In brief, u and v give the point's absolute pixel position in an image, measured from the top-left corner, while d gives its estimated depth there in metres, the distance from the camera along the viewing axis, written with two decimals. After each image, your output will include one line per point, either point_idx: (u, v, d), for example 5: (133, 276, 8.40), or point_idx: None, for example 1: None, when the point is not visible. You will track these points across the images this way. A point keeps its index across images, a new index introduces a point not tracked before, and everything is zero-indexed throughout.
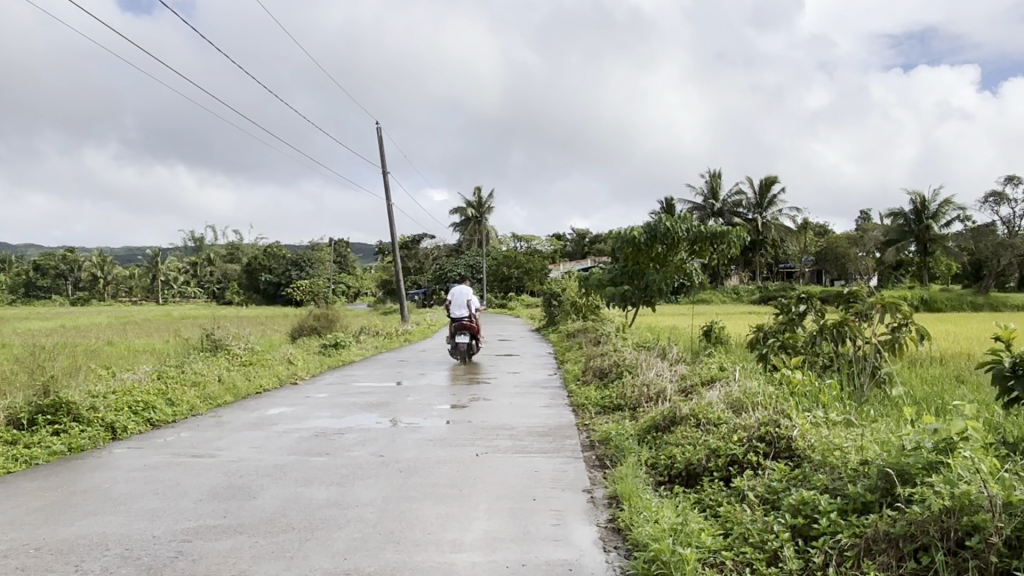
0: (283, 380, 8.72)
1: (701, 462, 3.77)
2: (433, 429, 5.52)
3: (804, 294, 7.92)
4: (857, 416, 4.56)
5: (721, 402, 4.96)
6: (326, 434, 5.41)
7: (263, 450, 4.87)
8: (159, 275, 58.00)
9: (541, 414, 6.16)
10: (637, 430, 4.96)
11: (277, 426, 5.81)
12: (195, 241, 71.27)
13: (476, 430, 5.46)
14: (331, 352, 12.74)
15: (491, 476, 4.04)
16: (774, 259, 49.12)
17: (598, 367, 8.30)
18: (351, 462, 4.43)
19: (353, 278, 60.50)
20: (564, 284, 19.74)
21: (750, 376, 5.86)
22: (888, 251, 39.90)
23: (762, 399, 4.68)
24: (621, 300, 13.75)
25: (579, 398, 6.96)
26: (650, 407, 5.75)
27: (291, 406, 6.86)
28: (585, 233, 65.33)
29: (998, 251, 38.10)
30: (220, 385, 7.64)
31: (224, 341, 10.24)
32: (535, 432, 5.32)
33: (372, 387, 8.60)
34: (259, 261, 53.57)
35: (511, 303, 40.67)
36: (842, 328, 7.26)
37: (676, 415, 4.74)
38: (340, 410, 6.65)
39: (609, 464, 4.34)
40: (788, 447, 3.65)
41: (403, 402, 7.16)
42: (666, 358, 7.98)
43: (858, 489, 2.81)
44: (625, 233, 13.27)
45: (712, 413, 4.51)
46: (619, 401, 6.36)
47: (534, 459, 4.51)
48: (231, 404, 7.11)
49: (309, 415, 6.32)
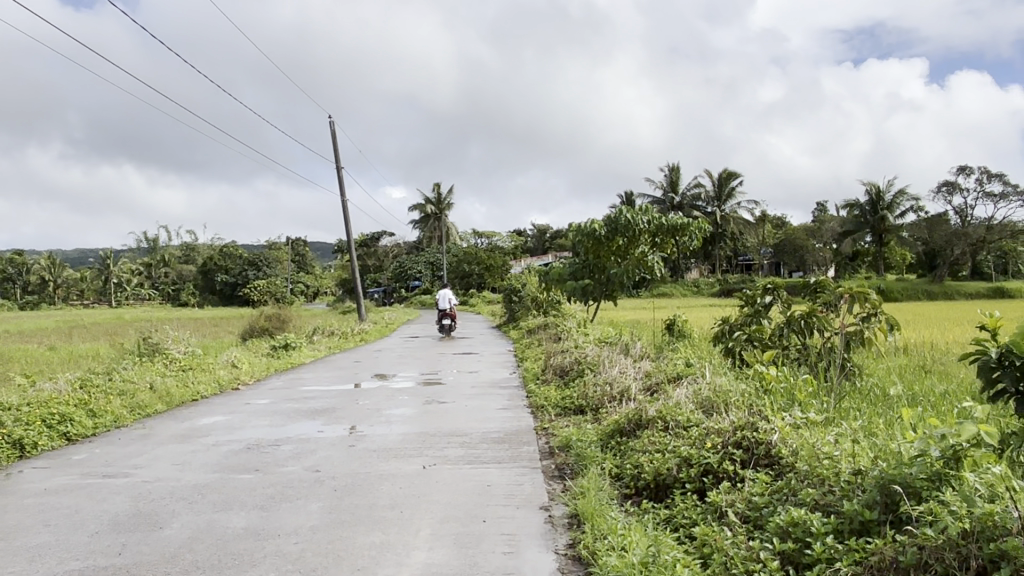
0: (223, 386, 8.16)
1: (671, 472, 3.38)
2: (380, 438, 5.07)
3: (769, 284, 7.45)
4: (836, 414, 4.20)
5: (690, 402, 4.57)
6: (259, 446, 4.91)
7: (185, 467, 4.37)
8: (111, 276, 56.44)
9: (497, 418, 5.74)
10: (599, 434, 4.56)
11: (206, 438, 5.29)
12: (149, 241, 69.49)
13: (426, 437, 5.02)
14: (282, 354, 12.16)
15: (438, 492, 3.60)
16: (733, 252, 49.35)
17: (558, 364, 7.90)
18: (282, 481, 3.95)
19: (312, 278, 59.47)
20: (524, 280, 19.36)
21: (719, 372, 5.50)
22: (845, 242, 40.23)
23: (734, 398, 4.31)
24: (582, 294, 13.42)
25: (539, 399, 6.53)
26: (613, 408, 5.35)
27: (227, 415, 6.33)
28: (546, 229, 65.10)
29: (952, 241, 38.61)
30: (152, 393, 7.06)
31: (162, 344, 9.63)
32: (490, 439, 4.88)
33: (320, 391, 8.08)
34: (214, 261, 52.38)
35: (472, 301, 40.20)
36: (810, 318, 6.95)
37: (641, 419, 4.35)
38: (280, 418, 6.14)
39: (569, 474, 3.92)
40: (767, 453, 3.26)
41: (351, 407, 6.68)
42: (630, 354, 7.60)
43: (855, 506, 2.44)
44: (584, 226, 12.89)
45: (680, 414, 4.12)
46: (581, 402, 5.96)
47: (488, 471, 4.07)
48: (162, 414, 6.55)
49: (244, 425, 5.80)
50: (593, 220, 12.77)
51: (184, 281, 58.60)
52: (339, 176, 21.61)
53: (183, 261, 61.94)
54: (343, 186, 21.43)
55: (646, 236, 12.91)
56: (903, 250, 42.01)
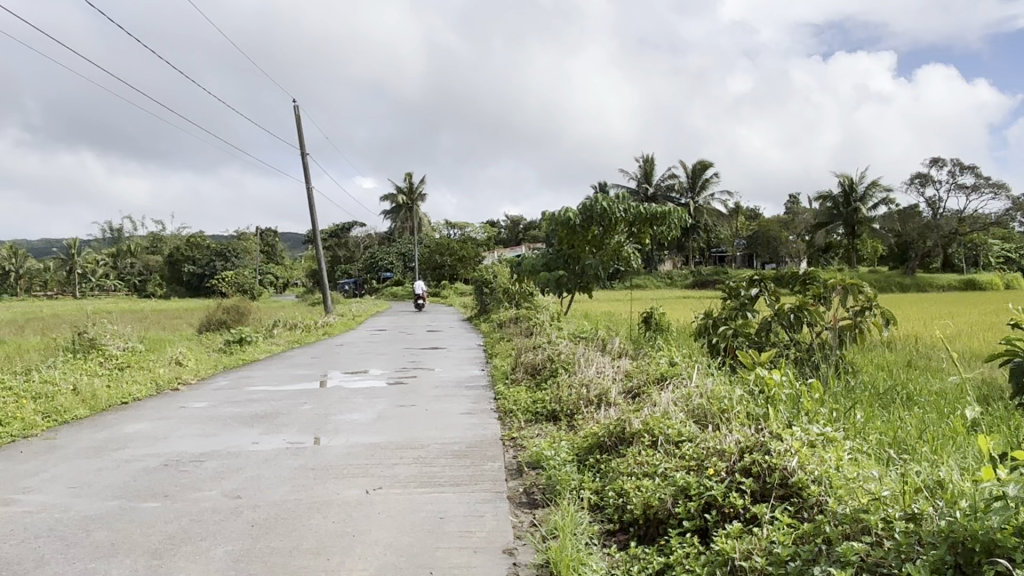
0: (161, 386, 7.42)
1: (664, 505, 2.75)
2: (321, 452, 4.39)
3: (756, 275, 6.87)
4: (848, 431, 3.62)
5: (679, 412, 3.97)
6: (178, 464, 4.20)
7: (83, 491, 3.67)
8: (76, 267, 54.96)
9: (459, 426, 5.09)
10: (576, 449, 3.93)
11: (121, 452, 4.56)
12: (112, 230, 67.66)
13: (374, 452, 4.34)
14: (235, 349, 11.39)
15: (378, 529, 2.92)
16: (707, 244, 49.03)
17: (528, 362, 7.25)
18: (192, 511, 3.26)
19: (282, 269, 58.22)
20: (495, 271, 18.70)
21: (708, 374, 4.91)
22: (818, 233, 39.97)
23: (734, 408, 3.70)
24: (556, 286, 12.67)
25: (507, 402, 5.90)
26: (590, 415, 4.73)
27: (156, 422, 5.61)
28: (519, 220, 64.28)
29: (924, 233, 38.62)
30: (74, 396, 6.30)
31: (99, 339, 8.83)
32: (449, 453, 4.21)
33: (268, 392, 7.36)
34: (180, 252, 50.99)
35: (444, 293, 39.44)
36: (801, 312, 6.35)
37: (625, 432, 3.71)
38: (214, 425, 5.43)
39: (541, 502, 3.29)
40: (783, 483, 2.65)
41: (297, 412, 5.97)
42: (607, 350, 6.99)
43: (917, 569, 1.83)
44: (557, 215, 12.26)
45: (671, 428, 3.50)
46: (553, 407, 5.32)
47: (443, 496, 3.41)
48: (83, 420, 5.81)
49: (171, 434, 5.08)
50: (567, 208, 12.11)
51: (150, 272, 57.18)
52: (304, 163, 20.76)
53: (150, 251, 60.39)
54: (308, 173, 20.54)
55: (623, 225, 12.32)
56: (875, 242, 41.98)
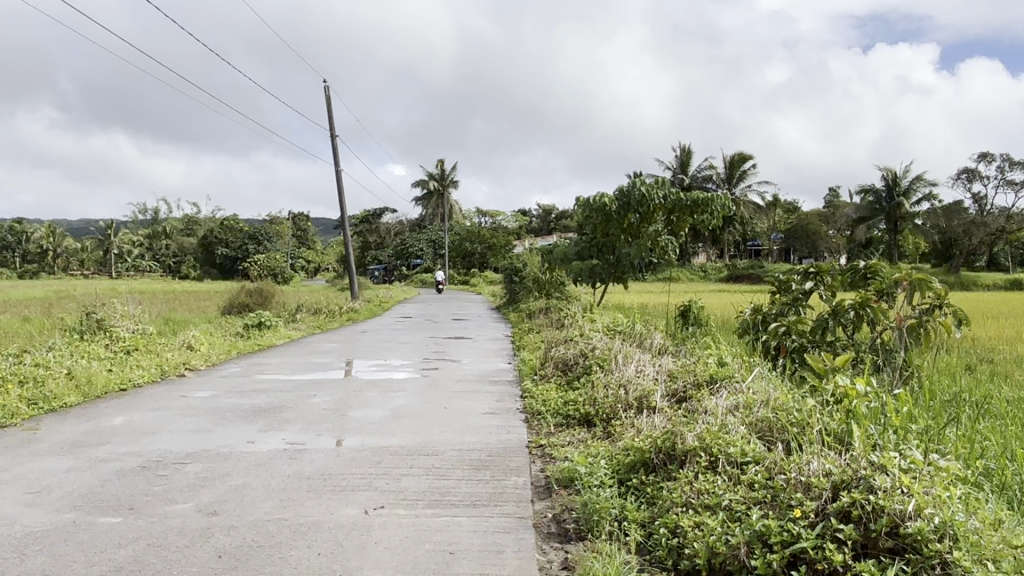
0: (166, 371, 6.94)
1: (736, 553, 2.15)
2: (321, 457, 3.82)
3: (812, 268, 6.17)
4: (950, 458, 2.97)
5: (740, 425, 3.35)
6: (158, 467, 3.67)
7: (39, 499, 3.15)
8: (112, 247, 55.39)
9: (479, 429, 4.51)
10: (615, 466, 3.32)
11: (98, 449, 4.05)
12: (149, 213, 68.07)
13: (382, 458, 3.77)
14: (253, 334, 10.93)
15: (371, 569, 2.35)
16: (743, 237, 47.85)
17: (559, 356, 6.67)
18: (154, 533, 2.71)
19: (313, 253, 58.08)
20: (526, 260, 18.08)
21: (767, 379, 4.29)
22: (859, 228, 38.76)
23: (813, 430, 3.06)
24: (589, 275, 11.95)
25: (535, 401, 5.31)
26: (630, 423, 4.14)
27: (148, 413, 5.10)
28: (552, 209, 63.47)
29: (970, 230, 37.28)
30: (66, 381, 5.84)
31: (107, 320, 8.39)
32: (467, 464, 3.63)
33: (277, 381, 6.84)
34: (214, 234, 50.98)
35: (474, 280, 38.94)
36: (863, 310, 5.63)
37: (675, 449, 3.11)
38: (211, 418, 4.91)
39: (575, 535, 2.69)
40: (896, 534, 2.05)
41: (305, 405, 5.44)
42: (647, 346, 6.36)
43: None
44: (593, 201, 11.60)
45: (736, 450, 2.89)
46: (587, 410, 4.71)
47: (458, 521, 2.83)
48: (72, 408, 5.34)
49: (160, 429, 4.56)
50: (604, 194, 11.46)
51: (185, 253, 57.33)
52: (334, 145, 20.32)
53: (186, 233, 60.62)
54: (337, 156, 20.07)
55: (661, 213, 11.67)
56: (917, 239, 40.70)
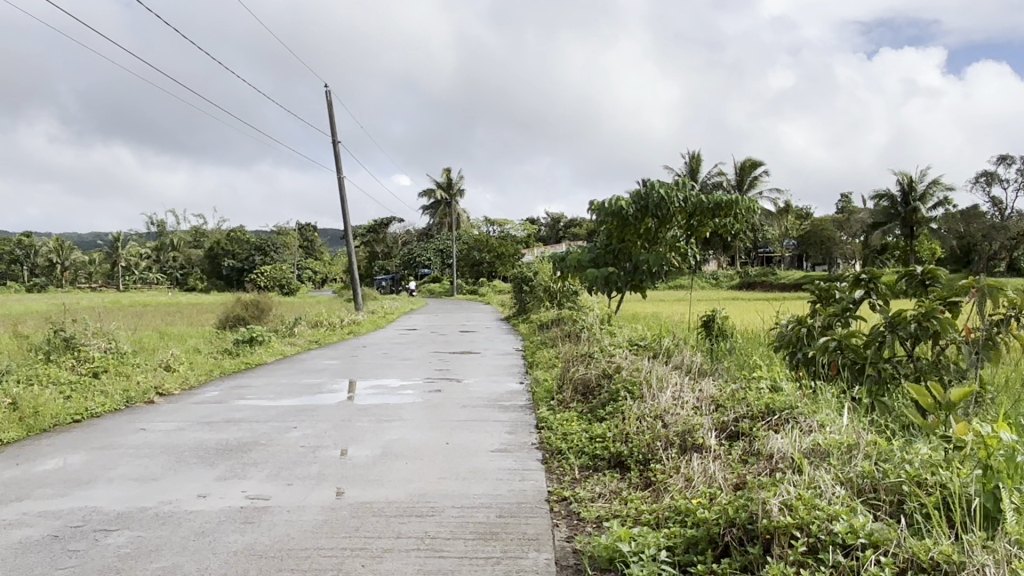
0: (132, 397, 6.12)
1: None
2: (287, 521, 2.98)
3: (866, 274, 5.22)
4: None
5: (834, 485, 2.49)
6: (76, 536, 2.85)
7: None
8: (119, 260, 54.83)
9: (486, 476, 3.66)
10: (668, 543, 2.46)
11: (9, 508, 3.23)
12: (156, 224, 67.43)
13: (361, 523, 2.93)
14: (243, 351, 10.12)
15: None
16: (755, 244, 46.88)
17: (578, 379, 5.81)
18: None
19: (320, 264, 57.35)
20: (535, 268, 17.23)
21: (845, 413, 3.40)
22: (875, 234, 37.67)
23: (946, 505, 2.19)
24: (605, 285, 11.07)
25: (552, 437, 4.45)
26: (675, 471, 3.28)
27: (93, 454, 4.28)
28: (560, 218, 62.61)
29: (990, 234, 36.12)
30: (9, 414, 5.03)
31: (76, 338, 7.59)
32: (472, 532, 2.79)
33: (256, 407, 6.02)
34: (220, 246, 50.32)
35: (482, 290, 38.12)
36: (927, 321, 4.50)
37: (754, 524, 2.26)
38: (166, 461, 4.08)
39: None
40: None
41: (282, 441, 4.60)
42: (678, 367, 5.50)
43: None
44: (607, 205, 10.70)
45: (849, 532, 2.05)
46: (617, 450, 3.85)
47: None
48: (7, 446, 4.53)
49: (98, 477, 3.75)
50: (620, 197, 10.56)
51: (191, 266, 56.69)
52: (335, 153, 19.59)
53: (193, 245, 60.02)
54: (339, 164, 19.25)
55: (680, 216, 10.80)
56: (933, 244, 39.57)
